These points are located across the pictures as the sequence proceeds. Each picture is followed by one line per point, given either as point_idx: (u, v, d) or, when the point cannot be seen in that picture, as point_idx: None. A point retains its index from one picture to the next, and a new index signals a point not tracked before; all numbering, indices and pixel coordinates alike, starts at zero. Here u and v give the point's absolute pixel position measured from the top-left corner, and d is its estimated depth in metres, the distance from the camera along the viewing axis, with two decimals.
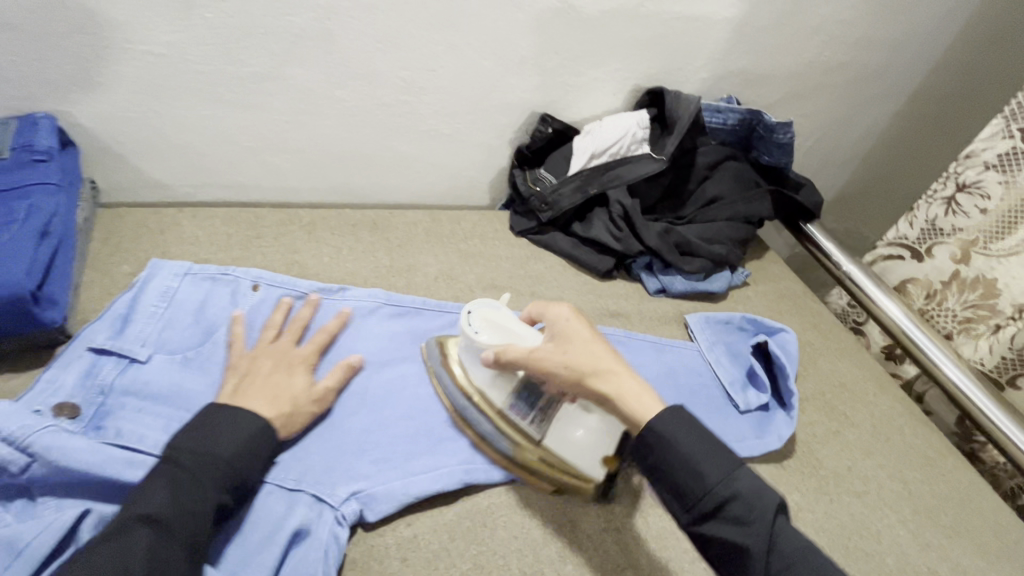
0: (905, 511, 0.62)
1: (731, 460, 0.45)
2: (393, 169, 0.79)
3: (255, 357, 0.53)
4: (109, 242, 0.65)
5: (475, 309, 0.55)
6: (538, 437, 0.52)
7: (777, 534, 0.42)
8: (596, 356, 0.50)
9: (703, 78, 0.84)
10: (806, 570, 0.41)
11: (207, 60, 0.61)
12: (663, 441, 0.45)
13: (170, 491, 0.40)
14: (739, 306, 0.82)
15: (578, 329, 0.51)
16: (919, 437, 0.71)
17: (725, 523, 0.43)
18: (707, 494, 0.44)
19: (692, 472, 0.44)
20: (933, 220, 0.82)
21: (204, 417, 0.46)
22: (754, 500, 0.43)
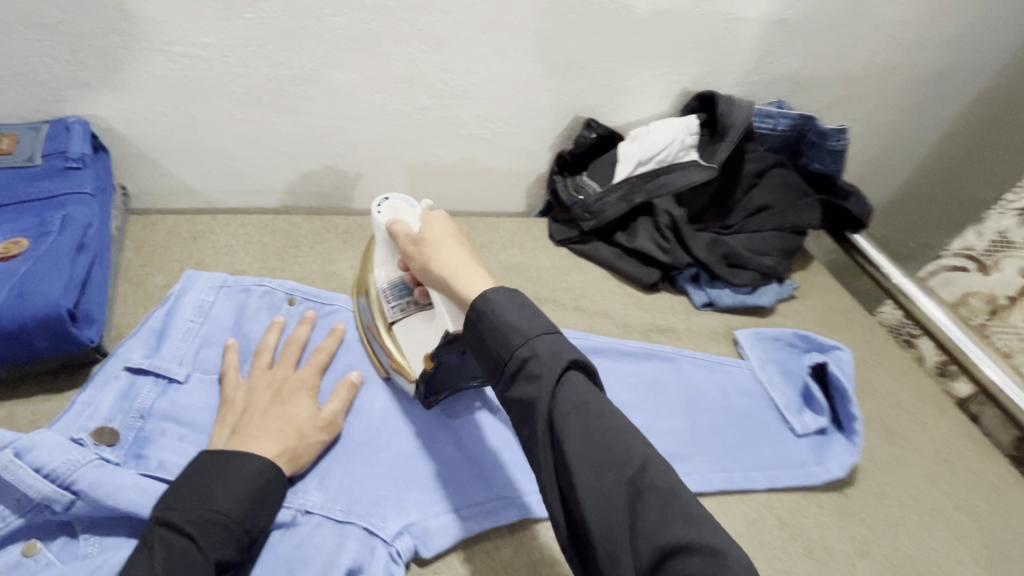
0: (975, 543, 0.59)
1: (545, 325, 0.40)
2: (430, 175, 0.76)
3: (253, 386, 0.49)
4: (143, 252, 0.62)
5: (391, 198, 0.56)
6: (392, 320, 0.54)
7: (565, 387, 0.37)
8: (438, 247, 0.47)
9: (753, 82, 0.80)
10: (590, 418, 0.36)
11: (246, 63, 0.58)
12: (476, 305, 0.41)
13: (164, 560, 0.36)
14: (788, 321, 0.79)
15: (438, 225, 0.49)
16: (984, 462, 0.67)
17: (523, 381, 0.38)
18: (509, 353, 0.39)
19: (496, 332, 0.39)
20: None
21: (203, 464, 0.41)
22: (548, 355, 0.38)
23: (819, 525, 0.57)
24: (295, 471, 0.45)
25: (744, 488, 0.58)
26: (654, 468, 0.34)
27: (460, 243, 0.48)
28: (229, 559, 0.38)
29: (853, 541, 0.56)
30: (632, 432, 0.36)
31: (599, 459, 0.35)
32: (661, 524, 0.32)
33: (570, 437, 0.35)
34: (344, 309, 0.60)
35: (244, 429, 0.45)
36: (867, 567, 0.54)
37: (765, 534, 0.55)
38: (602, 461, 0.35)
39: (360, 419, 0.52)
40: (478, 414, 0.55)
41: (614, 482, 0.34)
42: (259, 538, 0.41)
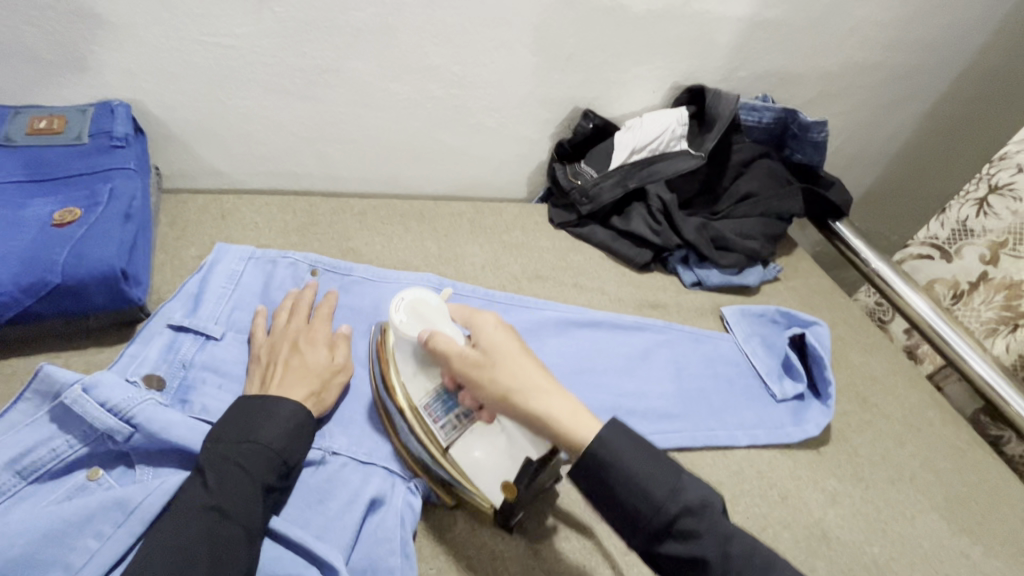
0: (937, 496, 0.64)
1: (673, 470, 0.44)
2: (439, 161, 0.81)
3: (273, 341, 0.54)
4: (176, 227, 0.67)
5: (407, 298, 0.53)
6: (447, 444, 0.48)
7: (727, 540, 0.41)
8: (521, 371, 0.47)
9: (740, 77, 0.86)
10: (763, 573, 0.41)
11: (273, 53, 0.64)
12: (603, 452, 0.43)
13: (218, 482, 0.41)
14: (771, 301, 0.85)
15: (505, 344, 0.49)
16: (949, 428, 0.73)
17: (678, 540, 0.42)
18: (662, 512, 0.42)
19: (642, 490, 0.42)
20: (964, 220, 0.86)
21: (241, 407, 0.46)
22: (700, 509, 0.42)
23: (795, 477, 0.62)
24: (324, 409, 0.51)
25: (727, 445, 0.63)
26: None
27: (538, 367, 0.49)
28: (272, 483, 0.43)
29: (825, 492, 0.62)
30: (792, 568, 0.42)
31: None
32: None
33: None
34: (361, 280, 0.66)
35: (272, 380, 0.50)
36: (837, 514, 0.60)
37: (745, 484, 0.60)
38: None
39: None
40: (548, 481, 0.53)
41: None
42: (296, 470, 0.46)
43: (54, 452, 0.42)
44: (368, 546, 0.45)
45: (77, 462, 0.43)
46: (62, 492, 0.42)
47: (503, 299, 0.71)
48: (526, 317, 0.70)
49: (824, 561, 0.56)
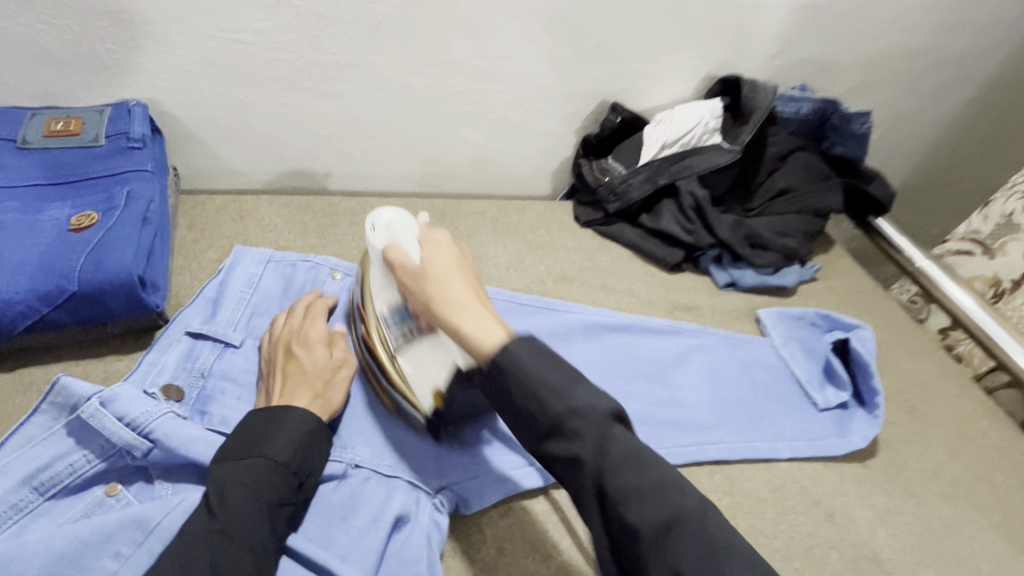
0: (995, 514, 0.60)
1: (574, 375, 0.40)
2: (461, 158, 0.78)
3: (272, 348, 0.52)
4: (195, 229, 0.66)
5: (382, 217, 0.55)
6: (397, 351, 0.51)
7: (610, 442, 0.37)
8: (448, 282, 0.46)
9: (777, 66, 0.81)
10: (640, 472, 0.36)
11: (292, 48, 0.62)
12: (503, 355, 0.40)
13: (223, 502, 0.39)
14: (809, 302, 0.81)
15: (446, 258, 0.48)
16: (1006, 439, 0.68)
17: (562, 441, 0.38)
18: (547, 412, 0.38)
19: (530, 389, 0.39)
20: (1010, 214, 0.81)
21: (244, 421, 0.44)
22: (588, 411, 0.38)
23: (841, 492, 0.59)
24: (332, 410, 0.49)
25: (767, 458, 0.60)
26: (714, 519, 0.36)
27: (471, 283, 0.47)
28: (283, 498, 0.41)
29: (874, 508, 0.58)
30: (676, 476, 0.37)
31: (654, 505, 0.36)
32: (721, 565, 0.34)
33: (621, 493, 0.36)
34: None
35: (275, 388, 0.48)
36: (888, 533, 0.56)
37: (788, 500, 0.57)
38: (661, 507, 0.36)
39: None
40: (488, 446, 0.52)
41: (667, 531, 0.35)
42: (311, 483, 0.44)
43: (71, 467, 0.41)
44: (393, 566, 0.43)
45: (95, 477, 0.42)
46: (80, 508, 0.41)
47: (528, 301, 0.69)
48: (553, 321, 0.68)
49: None
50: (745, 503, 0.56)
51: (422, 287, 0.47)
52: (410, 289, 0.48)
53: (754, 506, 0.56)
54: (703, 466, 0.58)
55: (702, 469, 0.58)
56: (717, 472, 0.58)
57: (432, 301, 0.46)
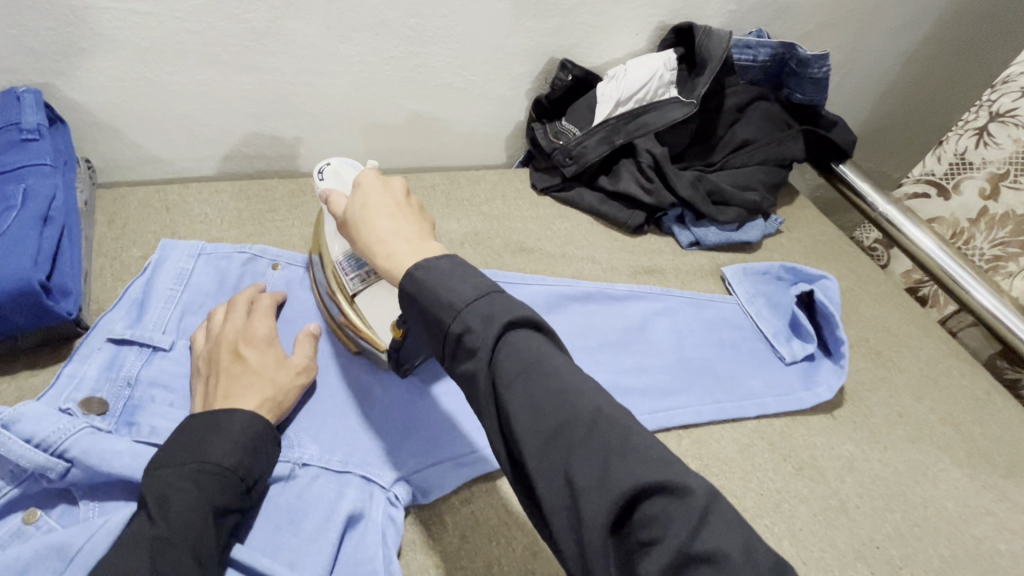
0: (958, 453, 0.61)
1: (481, 289, 0.37)
2: (404, 128, 0.73)
3: (212, 348, 0.48)
4: (115, 225, 0.61)
5: (331, 164, 0.55)
6: (354, 293, 0.52)
7: (504, 348, 0.35)
8: (368, 216, 0.44)
9: (731, 11, 0.77)
10: (532, 380, 0.33)
11: (199, 18, 0.56)
12: (408, 280, 0.38)
13: (161, 508, 0.36)
14: (774, 255, 0.79)
15: (369, 192, 0.45)
16: (968, 377, 0.69)
17: (463, 357, 0.36)
18: (445, 328, 0.36)
19: (432, 310, 0.37)
20: (963, 153, 0.79)
21: (184, 427, 0.40)
22: (485, 322, 0.35)
23: (808, 446, 0.58)
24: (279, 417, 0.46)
25: (735, 418, 0.59)
26: (612, 417, 0.32)
27: (394, 212, 0.44)
28: (228, 505, 0.38)
29: (841, 458, 0.58)
30: (587, 384, 0.34)
31: (537, 410, 0.33)
32: (617, 471, 0.30)
33: (513, 405, 0.33)
34: None
35: (217, 392, 0.44)
36: (855, 481, 0.56)
37: (756, 458, 0.56)
38: (545, 407, 0.33)
39: (353, 370, 0.53)
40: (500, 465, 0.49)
41: (563, 439, 0.32)
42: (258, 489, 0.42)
43: None
44: (346, 567, 0.41)
45: (8, 505, 0.38)
46: None
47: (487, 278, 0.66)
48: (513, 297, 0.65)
49: (844, 534, 0.52)
50: (711, 465, 0.55)
51: (347, 223, 0.45)
52: (341, 230, 0.47)
53: (721, 467, 0.55)
54: (670, 432, 0.57)
55: (670, 435, 0.57)
56: (684, 436, 0.57)
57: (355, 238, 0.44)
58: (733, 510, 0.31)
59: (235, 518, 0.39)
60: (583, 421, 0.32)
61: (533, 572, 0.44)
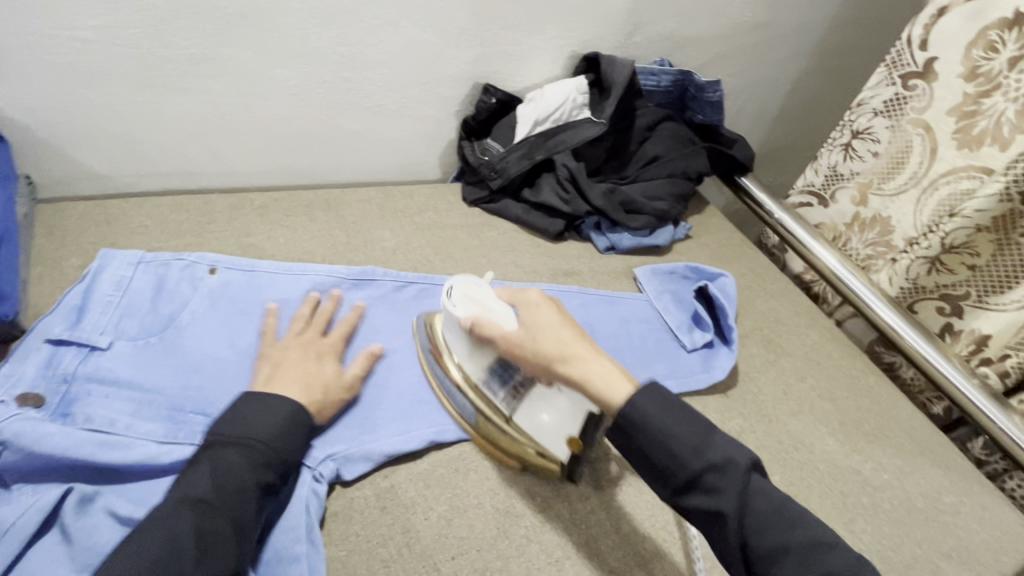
0: (833, 422, 0.70)
1: (705, 429, 0.45)
2: (341, 147, 0.79)
3: (278, 351, 0.55)
4: (55, 237, 0.64)
5: (457, 286, 0.57)
6: (509, 414, 0.53)
7: (750, 495, 0.43)
8: (558, 342, 0.50)
9: (635, 42, 0.87)
10: (779, 527, 0.42)
11: (140, 44, 0.60)
12: (633, 414, 0.45)
13: (213, 479, 0.43)
14: (683, 258, 0.88)
15: (544, 317, 0.52)
16: (846, 358, 0.79)
17: (701, 493, 0.43)
18: (685, 468, 0.44)
19: (666, 446, 0.44)
20: (834, 166, 0.89)
21: (240, 403, 0.48)
22: (725, 467, 0.43)
23: None
24: (318, 421, 0.51)
25: None
26: (865, 567, 0.42)
27: (576, 333, 0.51)
28: (269, 480, 0.45)
29: (731, 431, 0.66)
30: (809, 518, 0.44)
31: (785, 548, 0.42)
32: None
33: (761, 538, 0.42)
34: (266, 275, 0.64)
35: (276, 380, 0.52)
36: None
37: None
38: (793, 550, 0.42)
39: None
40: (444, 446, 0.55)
41: None
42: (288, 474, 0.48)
43: None
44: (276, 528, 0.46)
45: None
46: None
47: (417, 280, 0.70)
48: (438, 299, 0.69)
49: None
50: None
51: (532, 350, 0.50)
52: (515, 353, 0.51)
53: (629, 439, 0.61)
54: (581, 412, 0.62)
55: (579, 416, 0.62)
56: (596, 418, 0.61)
57: (548, 363, 0.49)
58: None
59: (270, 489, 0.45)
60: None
61: (447, 535, 0.49)
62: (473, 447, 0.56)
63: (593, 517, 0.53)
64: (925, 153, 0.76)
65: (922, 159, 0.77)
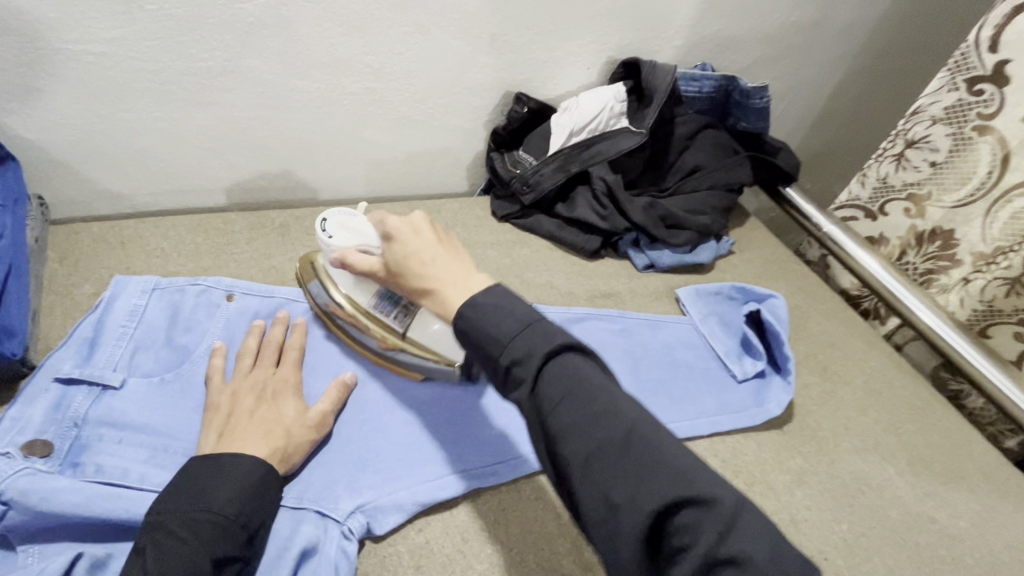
0: (900, 462, 0.64)
1: (520, 320, 0.40)
2: (365, 161, 0.75)
3: (221, 396, 0.49)
4: (69, 262, 0.61)
5: (330, 218, 0.55)
6: (400, 330, 0.54)
7: (546, 379, 0.38)
8: (409, 264, 0.46)
9: (676, 46, 0.82)
10: (574, 407, 0.37)
11: (154, 57, 0.57)
12: (460, 322, 0.41)
13: (156, 558, 0.36)
14: (726, 276, 0.83)
15: (403, 243, 0.47)
16: (909, 387, 0.73)
17: (512, 386, 0.39)
18: (493, 362, 0.40)
19: (477, 342, 0.40)
20: (885, 177, 0.82)
21: (191, 469, 0.42)
22: (525, 355, 0.39)
23: (758, 461, 0.60)
24: (287, 469, 0.46)
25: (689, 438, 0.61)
26: (659, 439, 0.37)
27: (431, 248, 0.46)
28: (230, 554, 0.39)
29: (790, 472, 0.60)
30: (618, 396, 0.39)
31: (583, 430, 0.37)
32: (654, 492, 0.34)
33: (559, 424, 0.37)
34: (286, 302, 0.60)
35: (227, 431, 0.46)
36: (804, 494, 0.58)
37: None
38: (588, 429, 0.37)
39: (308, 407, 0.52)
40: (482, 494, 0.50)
41: (601, 459, 0.36)
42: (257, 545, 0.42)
43: None
44: None
45: None
46: None
47: None
48: None
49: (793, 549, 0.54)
50: None
51: (393, 274, 0.48)
52: (384, 281, 0.50)
53: None
54: None
55: None
56: None
57: (405, 286, 0.47)
58: (760, 517, 0.35)
59: (234, 564, 0.40)
60: (637, 452, 0.36)
61: None
62: (513, 495, 0.51)
63: None
64: (995, 161, 0.70)
65: (992, 168, 0.70)
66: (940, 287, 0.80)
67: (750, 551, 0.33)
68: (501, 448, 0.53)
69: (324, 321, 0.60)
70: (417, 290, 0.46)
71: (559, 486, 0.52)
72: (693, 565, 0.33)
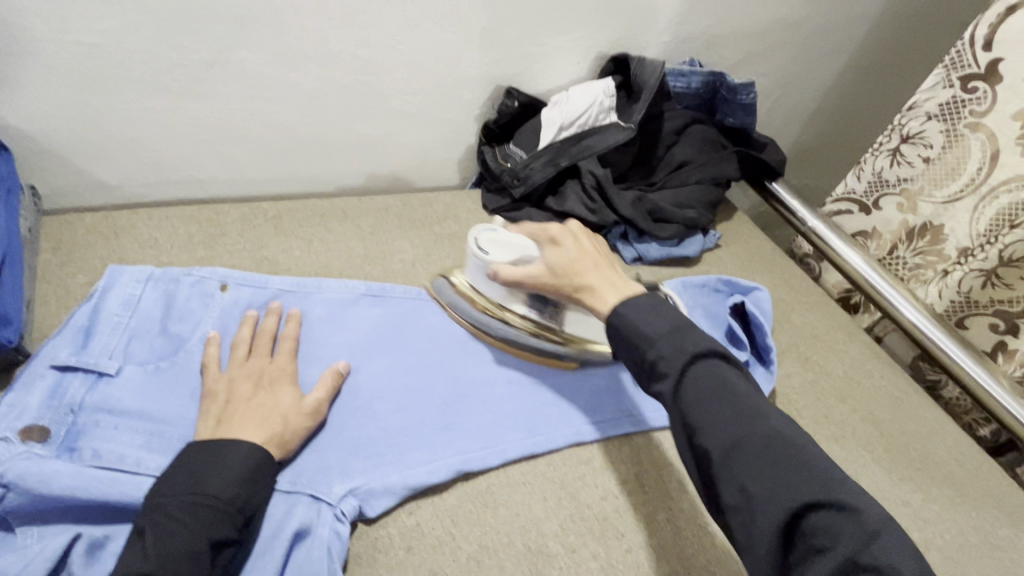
0: (877, 448, 0.66)
1: (674, 324, 0.47)
2: (357, 153, 0.76)
3: (218, 384, 0.50)
4: (62, 252, 0.61)
5: (480, 234, 0.62)
6: (558, 325, 0.61)
7: (691, 377, 0.44)
8: (571, 274, 0.56)
9: (665, 42, 0.83)
10: (717, 403, 0.43)
11: (147, 49, 0.57)
12: (616, 318, 0.49)
13: (155, 542, 0.38)
14: (713, 269, 0.84)
15: (563, 254, 0.57)
16: (887, 377, 0.75)
17: (656, 378, 0.46)
18: (642, 356, 0.47)
19: (629, 336, 0.48)
20: (880, 171, 0.83)
21: (187, 456, 0.43)
22: (673, 352, 0.45)
23: None
24: (283, 455, 0.47)
25: None
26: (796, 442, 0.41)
27: (590, 261, 0.56)
28: (226, 537, 0.40)
29: None
30: (759, 402, 0.43)
31: (721, 422, 0.42)
32: (793, 489, 0.38)
33: (702, 416, 0.42)
34: (279, 292, 0.61)
35: (226, 418, 0.47)
36: None
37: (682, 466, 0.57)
38: (726, 421, 0.42)
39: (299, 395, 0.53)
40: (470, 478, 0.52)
41: (738, 451, 0.41)
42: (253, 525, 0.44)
43: None
44: None
45: None
46: None
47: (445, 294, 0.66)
48: None
49: None
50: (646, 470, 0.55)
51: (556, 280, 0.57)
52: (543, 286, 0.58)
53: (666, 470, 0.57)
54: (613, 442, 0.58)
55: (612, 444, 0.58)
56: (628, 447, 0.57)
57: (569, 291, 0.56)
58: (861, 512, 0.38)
59: (230, 546, 0.41)
60: (773, 449, 0.40)
61: None
62: (501, 480, 0.52)
63: (629, 557, 0.49)
64: (985, 158, 0.72)
65: (982, 166, 0.72)
66: (921, 280, 0.83)
67: (892, 560, 0.35)
68: (491, 435, 0.55)
69: (316, 311, 0.61)
70: (575, 291, 0.56)
71: (546, 471, 0.54)
72: (830, 565, 0.36)
